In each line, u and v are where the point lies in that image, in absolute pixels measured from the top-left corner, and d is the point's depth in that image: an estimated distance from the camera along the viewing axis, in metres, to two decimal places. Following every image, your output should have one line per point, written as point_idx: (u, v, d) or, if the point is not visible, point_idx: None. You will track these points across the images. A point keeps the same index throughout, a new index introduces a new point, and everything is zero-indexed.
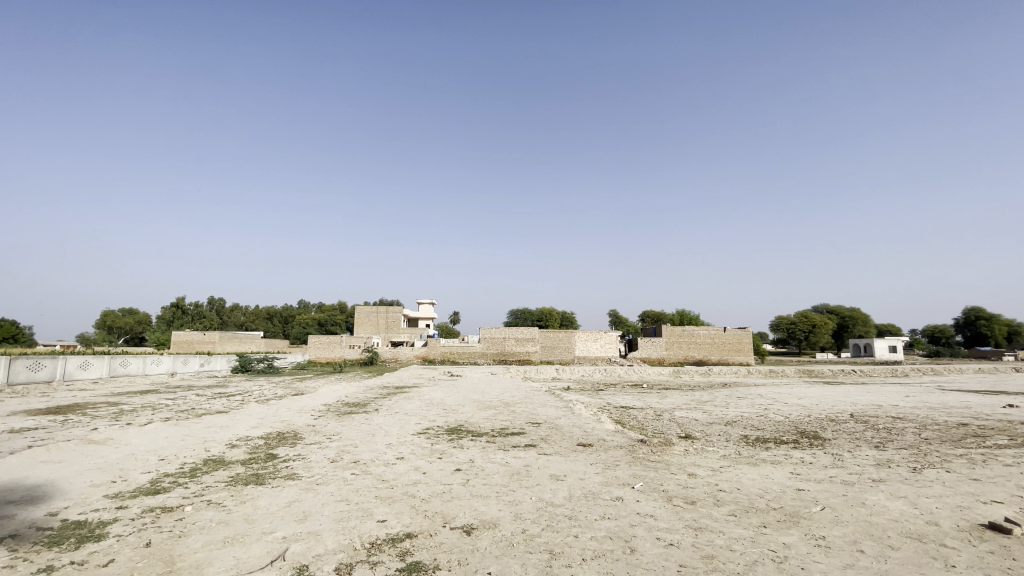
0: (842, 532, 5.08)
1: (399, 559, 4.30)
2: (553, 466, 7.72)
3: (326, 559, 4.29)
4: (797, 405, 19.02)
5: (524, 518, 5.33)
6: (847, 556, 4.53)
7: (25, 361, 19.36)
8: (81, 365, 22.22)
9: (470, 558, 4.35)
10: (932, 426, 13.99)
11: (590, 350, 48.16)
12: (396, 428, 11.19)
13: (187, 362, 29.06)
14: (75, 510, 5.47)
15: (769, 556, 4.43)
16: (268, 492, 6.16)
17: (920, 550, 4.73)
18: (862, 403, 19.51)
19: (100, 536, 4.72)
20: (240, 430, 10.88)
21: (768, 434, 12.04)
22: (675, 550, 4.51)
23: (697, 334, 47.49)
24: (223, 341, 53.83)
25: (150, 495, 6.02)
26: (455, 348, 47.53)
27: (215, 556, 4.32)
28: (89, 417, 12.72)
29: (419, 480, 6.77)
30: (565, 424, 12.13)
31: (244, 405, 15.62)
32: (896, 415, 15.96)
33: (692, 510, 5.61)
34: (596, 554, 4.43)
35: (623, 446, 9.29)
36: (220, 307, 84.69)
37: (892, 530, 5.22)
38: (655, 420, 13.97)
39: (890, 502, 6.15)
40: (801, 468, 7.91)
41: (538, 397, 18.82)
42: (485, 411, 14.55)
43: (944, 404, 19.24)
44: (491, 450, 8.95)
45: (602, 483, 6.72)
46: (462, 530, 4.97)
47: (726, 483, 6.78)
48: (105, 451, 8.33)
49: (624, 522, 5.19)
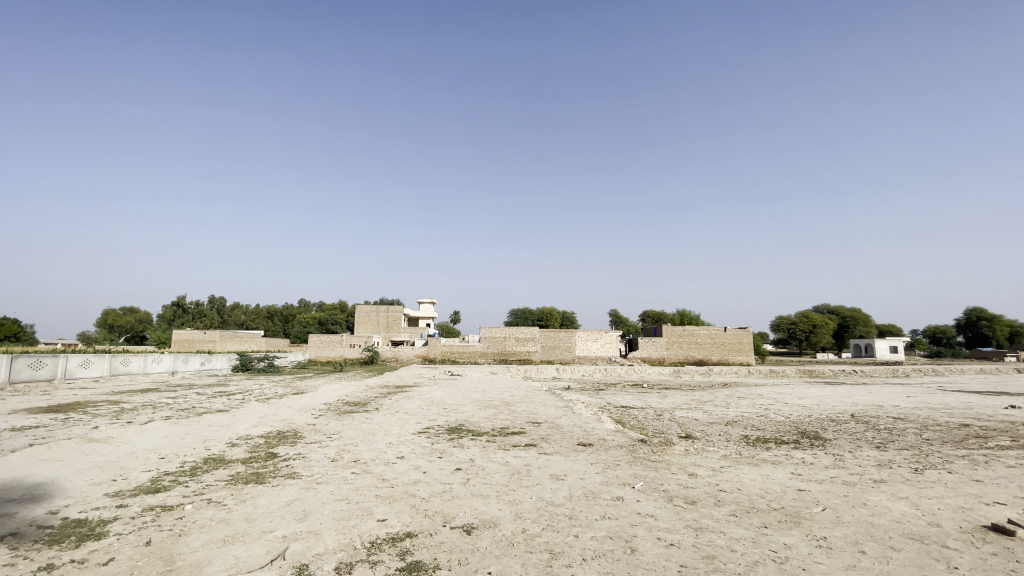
0: (843, 533, 5.07)
1: (399, 559, 4.29)
2: (553, 466, 7.71)
3: (326, 558, 4.28)
4: (798, 405, 18.98)
5: (524, 517, 5.32)
6: (849, 557, 4.51)
7: (26, 359, 19.36)
8: (82, 364, 22.22)
9: (470, 558, 4.34)
10: (934, 427, 13.94)
11: (590, 350, 48.15)
12: (396, 428, 11.17)
13: (187, 361, 29.06)
14: (75, 508, 5.47)
15: (770, 557, 4.41)
16: (268, 492, 6.15)
17: (922, 551, 4.72)
18: (863, 404, 19.47)
19: (100, 535, 4.71)
20: (240, 429, 10.87)
21: (769, 434, 12.03)
22: (676, 550, 4.50)
23: (698, 334, 47.47)
24: (223, 340, 53.83)
25: (150, 494, 6.01)
26: (455, 348, 47.51)
27: (215, 555, 4.31)
28: (90, 416, 12.71)
29: (419, 480, 6.76)
30: (565, 423, 12.14)
31: (244, 404, 15.60)
32: (897, 416, 15.93)
33: (693, 510, 5.60)
34: (597, 554, 4.42)
35: (623, 446, 9.29)
36: (221, 306, 84.72)
37: (894, 531, 5.20)
38: (655, 420, 13.94)
39: (892, 503, 6.14)
40: (802, 468, 7.89)
41: (538, 397, 18.81)
42: (485, 411, 14.54)
43: (945, 405, 19.19)
44: (491, 449, 8.93)
45: (602, 482, 6.71)
46: (462, 530, 4.96)
47: (727, 483, 6.78)
48: (105, 449, 8.32)
49: (624, 522, 5.18)
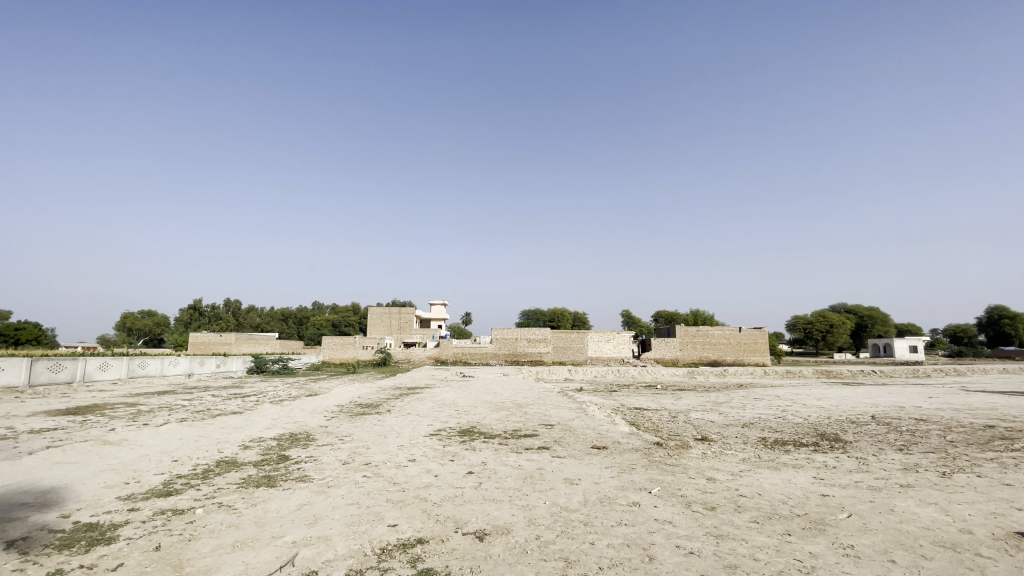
0: (871, 541, 4.86)
1: (410, 566, 4.20)
2: (566, 469, 7.58)
3: (336, 565, 4.20)
4: (816, 406, 18.61)
5: (537, 523, 5.20)
6: (878, 567, 4.31)
7: (46, 362, 19.73)
8: (101, 366, 22.57)
9: (482, 566, 4.22)
10: (958, 428, 13.52)
11: (603, 350, 47.91)
12: (408, 430, 11.14)
13: (203, 363, 29.39)
14: (88, 512, 5.48)
15: (795, 566, 4.23)
16: (280, 495, 6.12)
17: (955, 560, 4.49)
18: (883, 405, 19.00)
19: (110, 539, 4.70)
20: (253, 431, 10.88)
21: (787, 436, 11.74)
22: (696, 559, 4.33)
23: (712, 334, 46.99)
24: (239, 341, 54.62)
25: (162, 497, 6.01)
26: (467, 351, 47.47)
27: (225, 561, 4.26)
28: (107, 417, 12.98)
29: (431, 483, 6.68)
30: (578, 426, 11.93)
31: (258, 405, 15.75)
32: (919, 417, 15.47)
33: (713, 516, 5.42)
34: (614, 562, 4.28)
35: (638, 449, 9.10)
36: (236, 308, 86.07)
37: (923, 539, 4.97)
38: (670, 421, 13.75)
39: (921, 509, 5.88)
40: (825, 472, 7.64)
41: (550, 398, 18.71)
42: (497, 413, 14.45)
43: (969, 406, 18.65)
44: (503, 451, 8.86)
45: (618, 487, 6.56)
46: (475, 536, 4.85)
47: (747, 488, 6.56)
48: (120, 452, 8.37)
49: (642, 529, 5.02)
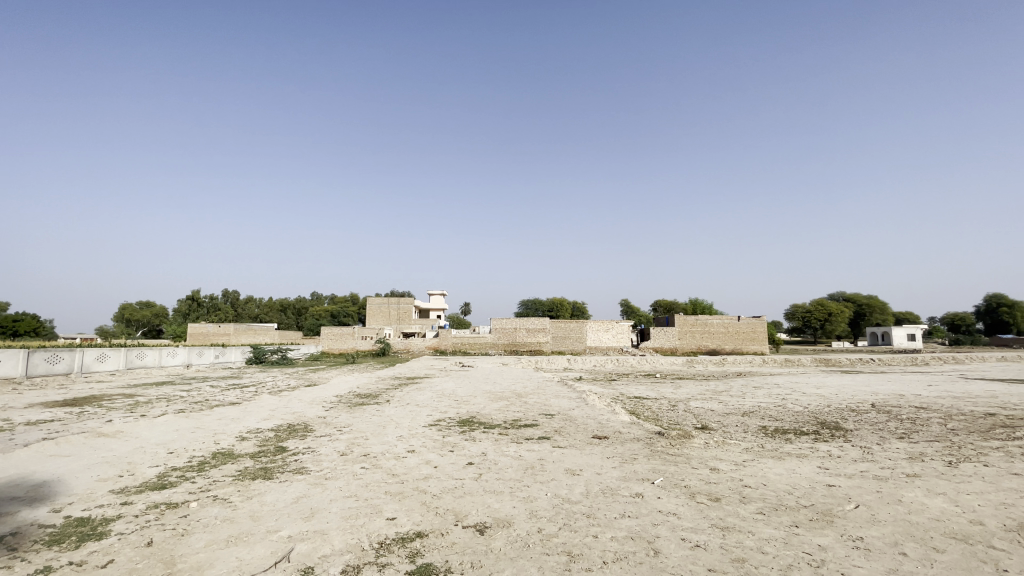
0: (880, 532, 4.76)
1: (409, 561, 4.08)
2: (568, 459, 7.49)
3: (333, 560, 4.08)
4: (816, 394, 18.63)
5: (539, 516, 5.08)
6: (889, 559, 4.20)
7: (43, 354, 19.53)
8: (98, 357, 22.34)
9: (483, 560, 4.11)
10: (958, 416, 13.46)
11: (602, 340, 47.96)
12: (407, 420, 11.06)
13: (202, 354, 29.25)
14: (79, 506, 5.36)
15: (804, 560, 4.11)
16: (276, 487, 6.00)
17: (968, 552, 4.38)
18: (883, 393, 19.00)
19: (100, 535, 4.56)
20: (250, 422, 10.77)
21: (788, 425, 11.69)
22: (703, 553, 4.22)
23: (711, 323, 46.98)
24: (237, 332, 54.61)
25: (156, 491, 5.89)
26: (466, 340, 47.43)
27: (218, 557, 4.14)
28: (103, 409, 12.80)
29: (431, 475, 6.57)
30: (579, 416, 11.82)
31: (255, 396, 15.57)
32: (919, 405, 15.43)
33: (718, 508, 5.30)
34: (618, 556, 4.16)
35: (640, 439, 9.01)
36: (235, 299, 86.02)
37: (935, 530, 4.87)
38: (670, 411, 13.68)
39: (930, 500, 5.77)
40: (830, 462, 7.53)
41: (550, 388, 18.72)
42: (498, 402, 14.41)
43: (968, 393, 18.71)
44: (504, 442, 8.74)
45: (619, 478, 6.44)
46: (475, 530, 4.74)
47: (751, 478, 6.47)
48: (114, 444, 8.22)
49: (646, 521, 4.92)
